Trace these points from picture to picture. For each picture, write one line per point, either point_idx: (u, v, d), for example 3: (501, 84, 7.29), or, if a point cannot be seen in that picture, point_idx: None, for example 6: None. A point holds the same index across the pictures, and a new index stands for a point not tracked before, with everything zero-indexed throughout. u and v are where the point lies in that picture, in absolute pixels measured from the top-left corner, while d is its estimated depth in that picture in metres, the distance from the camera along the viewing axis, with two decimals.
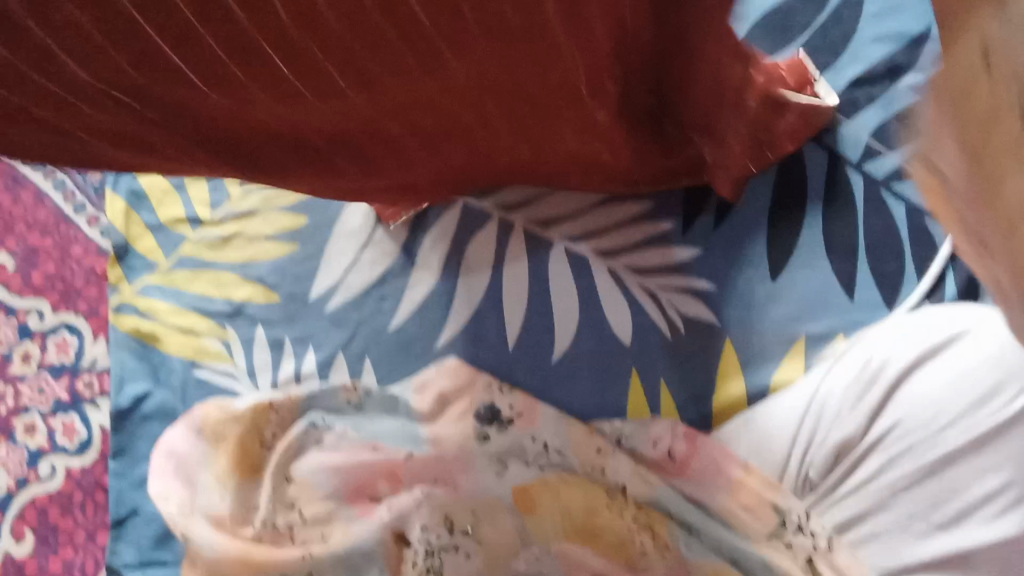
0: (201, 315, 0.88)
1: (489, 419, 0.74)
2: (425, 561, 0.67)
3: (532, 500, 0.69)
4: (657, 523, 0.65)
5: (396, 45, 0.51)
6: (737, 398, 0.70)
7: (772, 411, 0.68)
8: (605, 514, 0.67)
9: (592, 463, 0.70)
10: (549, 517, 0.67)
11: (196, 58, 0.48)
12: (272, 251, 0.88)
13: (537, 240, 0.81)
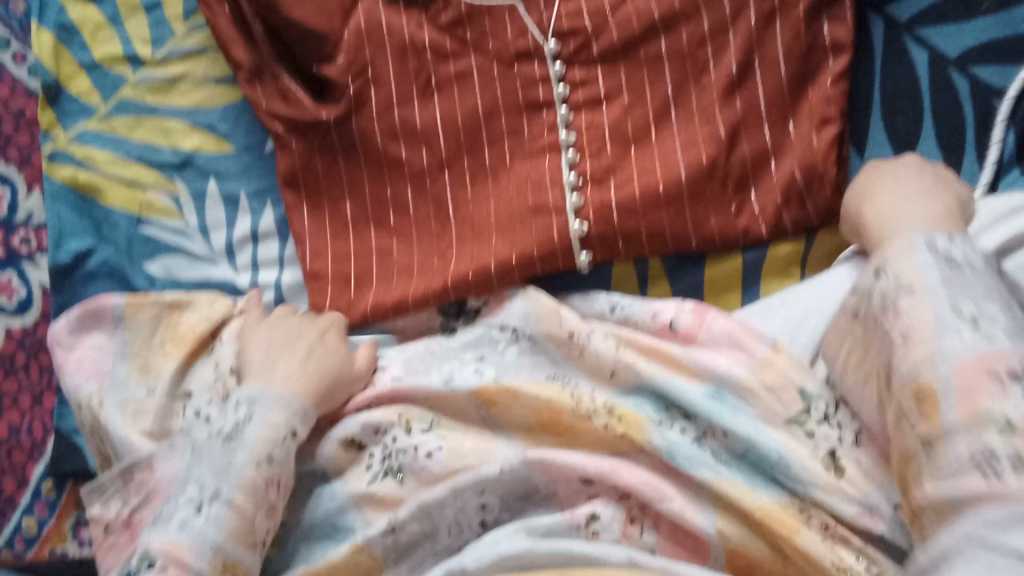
0: (147, 167, 0.79)
1: (454, 315, 0.72)
2: (382, 464, 0.65)
3: (495, 400, 0.65)
4: (632, 430, 0.61)
5: (495, 171, 0.73)
6: (732, 279, 0.68)
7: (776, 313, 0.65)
8: (571, 416, 0.63)
9: (567, 349, 0.66)
10: (514, 416, 0.65)
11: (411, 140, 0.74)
12: (219, 96, 0.80)
13: (524, 113, 0.73)
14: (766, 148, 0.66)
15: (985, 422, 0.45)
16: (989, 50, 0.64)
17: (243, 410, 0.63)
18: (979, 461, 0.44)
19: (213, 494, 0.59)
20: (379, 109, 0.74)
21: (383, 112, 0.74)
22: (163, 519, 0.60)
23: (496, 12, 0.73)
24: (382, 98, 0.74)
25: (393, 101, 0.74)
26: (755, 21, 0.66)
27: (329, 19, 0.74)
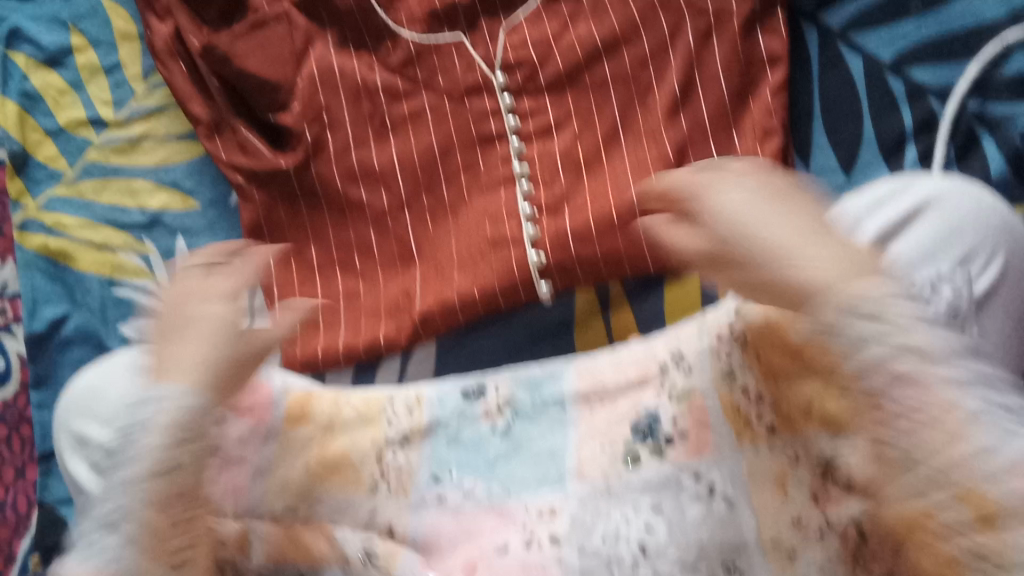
0: (117, 228, 0.81)
1: None
2: None
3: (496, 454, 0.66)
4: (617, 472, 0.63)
5: (451, 207, 0.75)
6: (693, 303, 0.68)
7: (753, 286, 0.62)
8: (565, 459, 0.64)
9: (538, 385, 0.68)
10: None
11: (366, 182, 0.76)
12: (183, 152, 0.81)
13: (478, 147, 0.75)
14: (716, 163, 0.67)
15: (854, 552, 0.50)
16: (921, 52, 0.65)
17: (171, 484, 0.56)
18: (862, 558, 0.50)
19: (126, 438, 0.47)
20: (336, 151, 0.76)
21: (338, 158, 0.76)
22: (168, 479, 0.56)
23: (443, 49, 0.76)
24: (337, 142, 0.76)
25: (348, 145, 0.76)
26: (692, 42, 0.69)
27: (280, 69, 0.76)
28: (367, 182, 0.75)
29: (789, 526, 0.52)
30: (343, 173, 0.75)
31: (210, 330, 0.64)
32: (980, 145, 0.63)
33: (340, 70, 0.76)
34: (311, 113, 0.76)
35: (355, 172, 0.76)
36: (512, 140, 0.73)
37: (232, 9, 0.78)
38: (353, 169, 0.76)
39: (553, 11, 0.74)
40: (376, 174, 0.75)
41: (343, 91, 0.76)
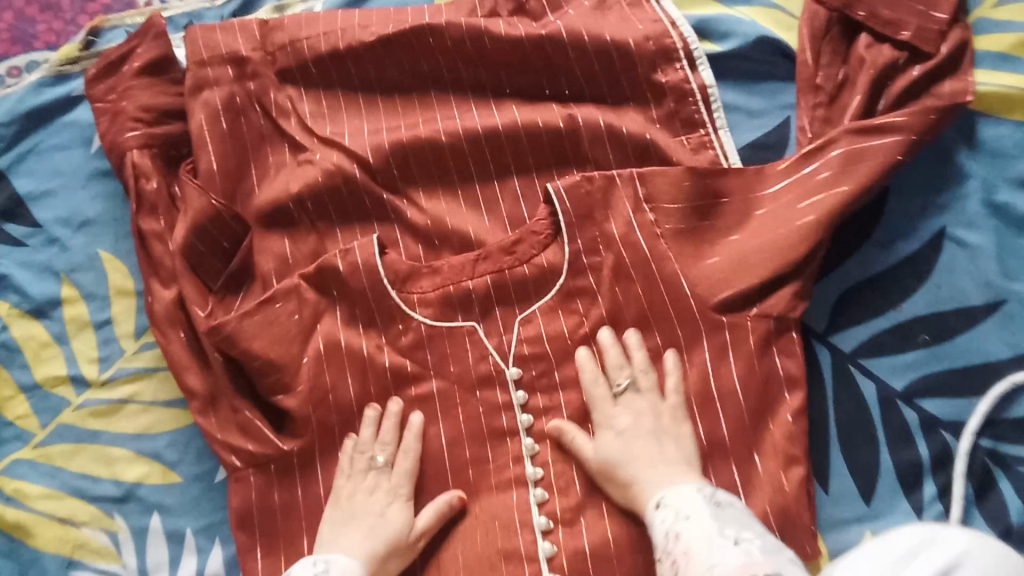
0: (85, 501, 0.74)
1: None
2: None
3: None
4: None
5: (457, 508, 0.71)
6: None
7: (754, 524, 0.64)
8: None
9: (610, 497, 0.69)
10: None
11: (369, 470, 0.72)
12: (169, 421, 0.76)
13: (490, 443, 0.73)
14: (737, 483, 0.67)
15: None
16: (933, 386, 0.68)
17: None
18: None
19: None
20: (342, 438, 0.73)
21: (341, 448, 0.73)
22: None
23: (455, 334, 0.75)
24: (341, 429, 0.74)
25: (353, 434, 0.73)
26: (708, 352, 0.70)
27: (284, 347, 0.73)
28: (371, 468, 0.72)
29: None
30: (346, 462, 0.72)
31: (377, 526, 0.69)
32: (996, 487, 0.65)
33: (349, 347, 0.74)
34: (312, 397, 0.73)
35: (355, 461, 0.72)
36: (524, 439, 0.72)
37: (240, 274, 0.78)
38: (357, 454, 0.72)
39: (568, 307, 0.75)
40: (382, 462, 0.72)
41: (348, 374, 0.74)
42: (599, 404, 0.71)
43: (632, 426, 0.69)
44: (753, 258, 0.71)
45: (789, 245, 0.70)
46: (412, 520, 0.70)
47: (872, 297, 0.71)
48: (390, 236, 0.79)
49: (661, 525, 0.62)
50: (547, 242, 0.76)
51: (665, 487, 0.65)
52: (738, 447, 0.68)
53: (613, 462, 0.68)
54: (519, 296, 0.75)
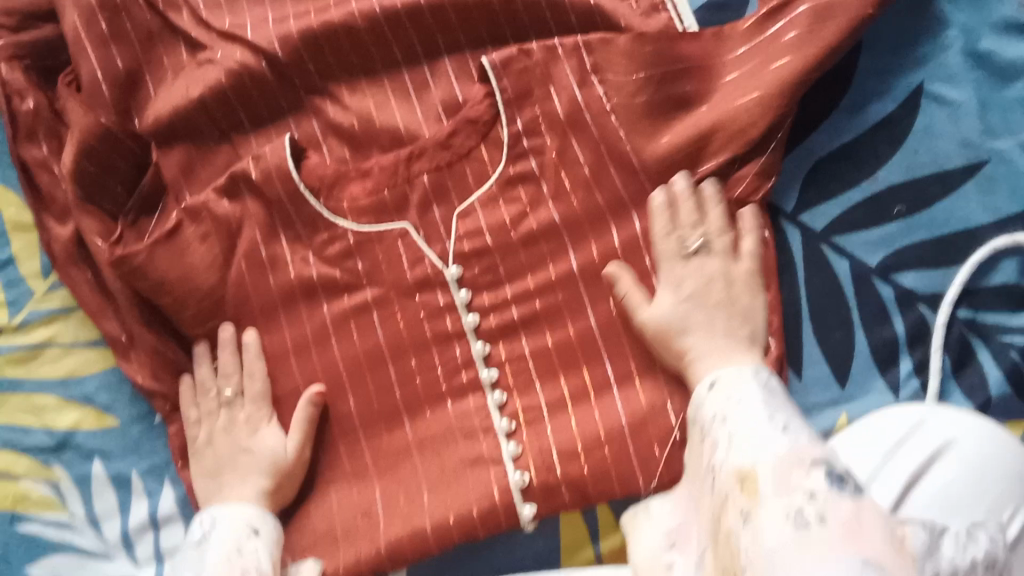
0: (17, 453, 0.70)
1: None
2: None
3: None
4: None
5: (407, 420, 0.66)
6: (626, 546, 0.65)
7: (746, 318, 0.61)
8: None
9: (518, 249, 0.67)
10: None
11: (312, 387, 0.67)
12: (94, 361, 0.71)
13: (438, 346, 0.67)
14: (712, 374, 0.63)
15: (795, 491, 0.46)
16: (910, 259, 0.63)
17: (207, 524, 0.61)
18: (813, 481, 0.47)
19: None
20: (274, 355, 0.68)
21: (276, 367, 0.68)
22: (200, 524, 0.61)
23: (387, 238, 0.68)
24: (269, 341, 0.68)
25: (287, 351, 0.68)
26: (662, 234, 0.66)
27: (205, 270, 0.68)
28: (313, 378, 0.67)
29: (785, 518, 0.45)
30: (285, 384, 0.68)
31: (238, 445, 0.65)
32: (975, 358, 0.62)
33: (275, 261, 0.68)
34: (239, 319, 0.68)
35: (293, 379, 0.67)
36: (473, 342, 0.66)
37: (150, 198, 0.73)
38: (297, 375, 0.68)
39: (510, 196, 0.68)
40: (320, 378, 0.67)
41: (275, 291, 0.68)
42: (666, 260, 0.63)
43: (701, 291, 0.62)
44: (711, 134, 0.64)
45: (755, 114, 0.63)
46: (284, 443, 0.65)
47: (839, 168, 0.65)
48: (309, 135, 0.73)
49: (711, 414, 0.55)
50: (485, 132, 0.69)
51: (721, 365, 0.58)
52: None
53: (674, 327, 0.61)
54: (456, 192, 0.69)
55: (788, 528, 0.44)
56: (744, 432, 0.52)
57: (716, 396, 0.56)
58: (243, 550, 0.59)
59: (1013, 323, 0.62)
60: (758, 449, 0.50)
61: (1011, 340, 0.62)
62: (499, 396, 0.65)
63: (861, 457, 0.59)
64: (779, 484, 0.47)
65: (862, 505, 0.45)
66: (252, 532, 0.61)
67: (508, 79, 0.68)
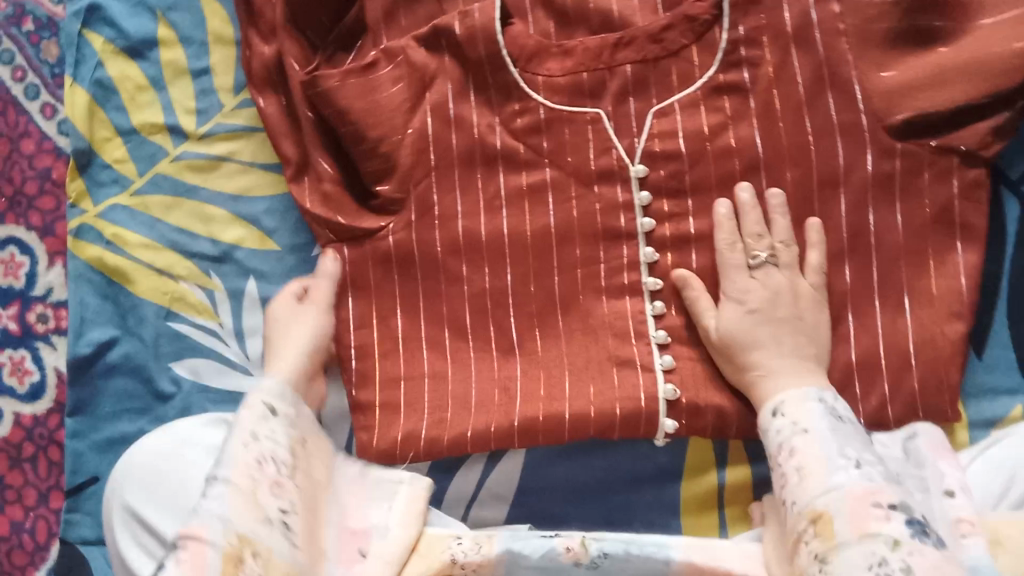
0: (182, 256, 0.72)
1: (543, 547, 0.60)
2: None
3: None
4: None
5: (561, 307, 0.66)
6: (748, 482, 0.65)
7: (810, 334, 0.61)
8: None
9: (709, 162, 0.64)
10: None
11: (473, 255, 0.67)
12: (267, 185, 0.73)
13: (607, 242, 0.65)
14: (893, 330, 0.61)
15: (876, 538, 0.51)
16: None
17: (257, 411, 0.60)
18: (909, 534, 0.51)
19: (216, 473, 0.56)
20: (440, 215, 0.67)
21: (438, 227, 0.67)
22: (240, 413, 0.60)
23: (577, 121, 0.66)
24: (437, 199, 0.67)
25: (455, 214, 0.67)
26: (870, 175, 0.61)
27: (391, 116, 0.67)
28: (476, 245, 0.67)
29: (865, 561, 0.50)
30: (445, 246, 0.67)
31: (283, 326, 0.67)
32: None
33: (462, 123, 0.67)
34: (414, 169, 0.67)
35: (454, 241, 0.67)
36: (643, 247, 0.64)
37: (350, 35, 0.72)
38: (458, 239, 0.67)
39: (713, 104, 0.64)
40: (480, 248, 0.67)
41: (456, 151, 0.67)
42: (728, 270, 0.62)
43: (767, 305, 0.61)
44: (953, 78, 0.60)
45: (1009, 65, 0.59)
46: (317, 320, 0.67)
47: None
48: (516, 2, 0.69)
49: (778, 436, 0.57)
50: (704, 31, 0.64)
51: (790, 385, 0.59)
52: (890, 289, 0.61)
53: (736, 339, 0.60)
54: (659, 88, 0.65)
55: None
56: (825, 455, 0.54)
57: (808, 415, 0.57)
58: (259, 435, 0.59)
59: None
60: (847, 487, 0.53)
61: None
62: (659, 305, 0.64)
63: (1011, 457, 0.58)
64: (857, 529, 0.51)
65: (942, 555, 0.50)
66: (269, 412, 0.61)
67: None
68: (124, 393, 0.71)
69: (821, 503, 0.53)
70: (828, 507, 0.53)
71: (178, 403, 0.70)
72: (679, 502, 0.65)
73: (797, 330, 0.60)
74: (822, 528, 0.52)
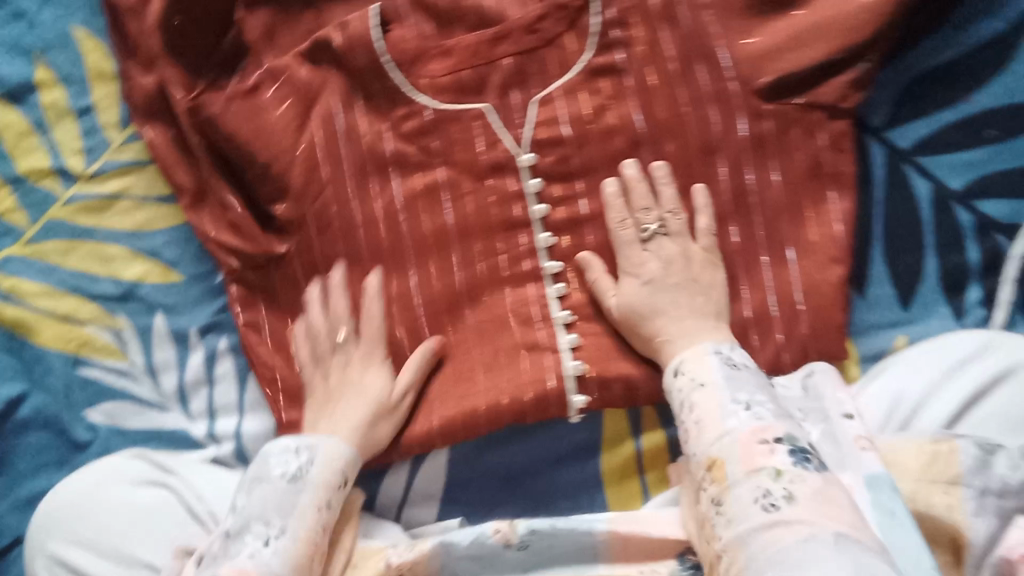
0: (83, 298, 0.71)
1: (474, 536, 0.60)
2: None
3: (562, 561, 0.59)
4: None
5: (468, 301, 0.66)
6: (666, 446, 0.64)
7: (708, 294, 0.61)
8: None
9: (594, 146, 0.66)
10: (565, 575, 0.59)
11: (375, 260, 0.67)
12: (164, 217, 0.72)
13: (506, 233, 0.67)
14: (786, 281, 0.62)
15: (760, 473, 0.50)
16: (993, 186, 0.61)
17: (302, 455, 0.59)
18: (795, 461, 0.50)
19: (282, 529, 0.55)
20: (340, 224, 0.67)
21: (339, 236, 0.67)
22: (274, 458, 0.59)
23: (463, 118, 0.67)
24: (333, 208, 0.67)
25: (352, 222, 0.67)
26: (745, 138, 0.63)
27: (280, 133, 0.68)
28: (378, 251, 0.67)
29: (753, 500, 0.48)
30: (348, 255, 0.68)
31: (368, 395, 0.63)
32: None
33: (349, 132, 0.68)
34: (308, 183, 0.68)
35: (356, 249, 0.67)
36: (540, 233, 0.66)
37: (231, 55, 0.72)
38: (359, 246, 0.67)
39: (591, 87, 0.67)
40: (381, 253, 0.67)
41: (346, 159, 0.68)
42: (622, 245, 0.64)
43: (661, 274, 0.62)
44: (807, 39, 0.63)
45: (856, 22, 0.61)
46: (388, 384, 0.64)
47: (936, 88, 0.63)
48: (393, 7, 0.71)
49: (679, 395, 0.57)
50: (573, 20, 0.67)
51: (687, 347, 0.59)
52: (775, 244, 0.63)
53: (639, 310, 0.61)
54: (537, 79, 0.68)
55: (757, 510, 0.48)
56: (717, 403, 0.54)
57: (704, 368, 0.57)
58: (306, 478, 0.58)
59: None
60: (736, 428, 0.52)
61: None
62: (559, 288, 0.65)
63: (909, 372, 0.59)
64: (745, 466, 0.50)
65: (826, 480, 0.49)
66: (296, 453, 0.59)
67: None
68: (38, 447, 0.69)
69: (715, 453, 0.52)
70: (720, 452, 0.52)
71: (96, 449, 0.68)
72: (602, 474, 0.65)
73: (695, 293, 0.61)
74: (718, 478, 0.51)
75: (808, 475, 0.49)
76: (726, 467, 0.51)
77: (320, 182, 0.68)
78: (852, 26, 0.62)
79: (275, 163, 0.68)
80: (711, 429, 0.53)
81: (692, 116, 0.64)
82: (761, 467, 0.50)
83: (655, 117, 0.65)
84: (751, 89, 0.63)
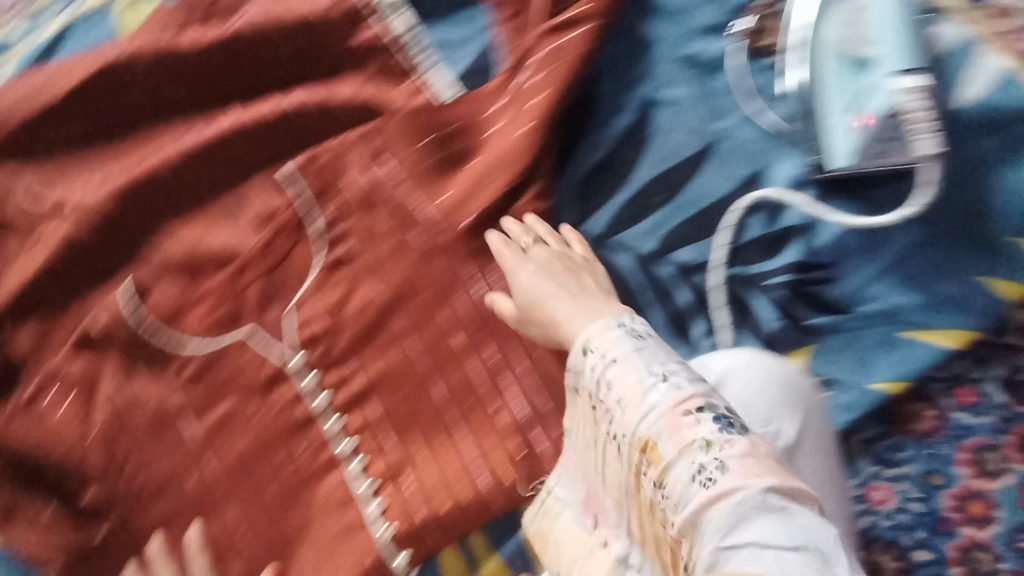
0: None
1: None
2: None
3: None
4: None
5: (285, 510, 0.68)
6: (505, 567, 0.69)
7: (593, 275, 0.63)
8: None
9: (350, 330, 0.72)
10: None
11: (190, 509, 0.69)
12: None
13: (299, 433, 0.71)
14: (534, 381, 0.68)
15: (692, 447, 0.43)
16: (678, 237, 0.69)
17: None
18: (718, 423, 0.44)
19: None
20: (149, 488, 0.69)
21: (149, 501, 0.69)
22: None
23: (232, 349, 0.73)
24: (137, 477, 0.70)
25: (158, 483, 0.70)
26: (468, 276, 0.71)
27: (66, 427, 0.70)
28: (189, 499, 0.69)
29: (688, 476, 0.42)
30: (162, 516, 0.69)
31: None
32: (750, 306, 0.67)
33: (130, 401, 0.71)
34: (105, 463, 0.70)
35: (169, 505, 0.69)
36: (326, 419, 0.70)
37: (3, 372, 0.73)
38: (171, 503, 0.69)
39: (332, 281, 0.73)
40: (192, 499, 0.69)
41: (136, 427, 0.71)
42: (508, 258, 0.65)
43: (548, 265, 0.63)
44: (488, 178, 0.70)
45: (517, 152, 0.69)
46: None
47: (601, 178, 0.72)
48: (147, 277, 0.76)
49: (596, 376, 0.51)
50: (296, 231, 0.75)
51: (589, 323, 0.55)
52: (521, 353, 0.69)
53: (534, 297, 0.60)
54: (286, 290, 0.74)
55: (696, 490, 0.42)
56: (632, 375, 0.48)
57: (606, 337, 0.51)
58: None
59: (775, 267, 0.67)
60: (659, 405, 0.46)
61: (774, 281, 0.67)
62: (358, 463, 0.69)
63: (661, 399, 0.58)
64: (675, 442, 0.44)
65: (756, 441, 0.43)
66: None
67: (308, 178, 0.75)
68: None
69: (659, 445, 0.45)
70: (649, 432, 0.46)
71: None
72: None
73: (582, 276, 0.62)
74: (653, 460, 0.45)
75: (739, 438, 0.42)
76: (664, 448, 0.44)
77: (117, 457, 0.70)
78: (517, 156, 0.69)
79: (71, 455, 0.69)
80: (633, 408, 0.47)
81: (421, 274, 0.71)
82: (706, 437, 0.43)
83: (391, 285, 0.72)
84: (458, 235, 0.71)
